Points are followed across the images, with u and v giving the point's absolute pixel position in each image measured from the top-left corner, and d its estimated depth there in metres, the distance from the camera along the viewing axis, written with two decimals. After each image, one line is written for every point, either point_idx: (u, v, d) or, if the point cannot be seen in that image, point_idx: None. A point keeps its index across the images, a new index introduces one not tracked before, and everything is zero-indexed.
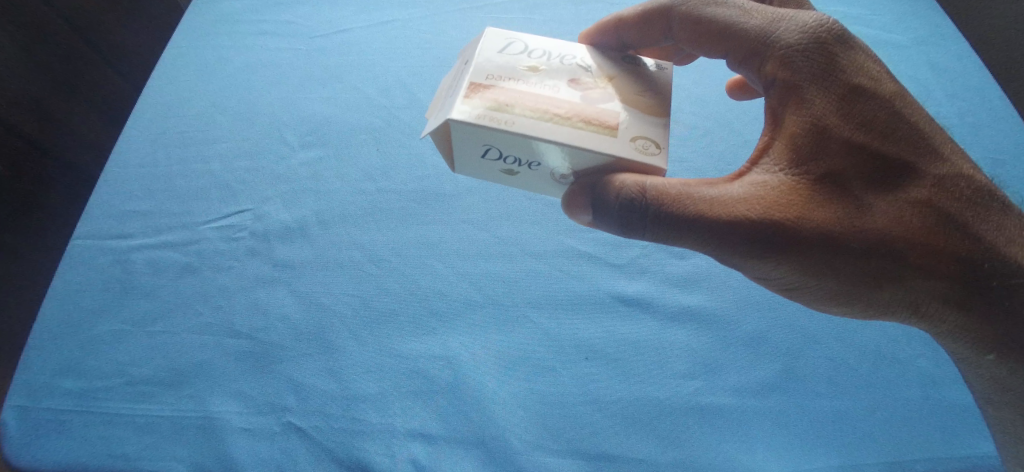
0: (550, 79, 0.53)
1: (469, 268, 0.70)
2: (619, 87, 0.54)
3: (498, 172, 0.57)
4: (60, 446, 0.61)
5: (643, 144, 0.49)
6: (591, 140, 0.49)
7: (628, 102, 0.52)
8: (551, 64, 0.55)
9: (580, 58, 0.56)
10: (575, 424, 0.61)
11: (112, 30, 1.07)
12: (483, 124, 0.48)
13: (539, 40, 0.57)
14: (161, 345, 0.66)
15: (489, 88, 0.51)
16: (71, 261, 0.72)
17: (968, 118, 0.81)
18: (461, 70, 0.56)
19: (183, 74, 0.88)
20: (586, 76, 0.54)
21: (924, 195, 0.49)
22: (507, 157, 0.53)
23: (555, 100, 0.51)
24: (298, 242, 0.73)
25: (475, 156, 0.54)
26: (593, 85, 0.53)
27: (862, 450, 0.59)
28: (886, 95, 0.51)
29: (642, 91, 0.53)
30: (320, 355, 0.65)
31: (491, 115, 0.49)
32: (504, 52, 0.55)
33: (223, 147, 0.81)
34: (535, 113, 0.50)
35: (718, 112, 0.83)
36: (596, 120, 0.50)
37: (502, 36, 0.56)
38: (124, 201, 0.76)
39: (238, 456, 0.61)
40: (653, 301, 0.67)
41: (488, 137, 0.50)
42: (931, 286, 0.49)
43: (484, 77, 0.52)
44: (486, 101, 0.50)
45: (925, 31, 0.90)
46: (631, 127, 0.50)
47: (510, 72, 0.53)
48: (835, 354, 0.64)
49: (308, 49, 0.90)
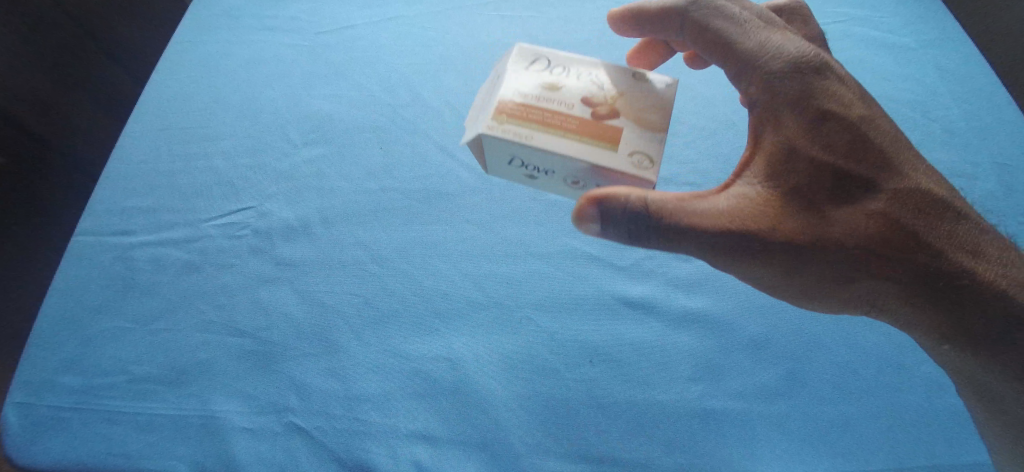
0: (566, 94, 0.52)
1: (473, 270, 0.70)
2: (628, 102, 0.52)
3: (525, 177, 0.58)
4: (63, 443, 0.62)
5: (639, 160, 0.49)
6: (591, 154, 0.49)
7: (633, 119, 0.51)
8: (569, 81, 0.53)
9: (601, 69, 0.55)
10: (578, 426, 0.61)
11: (117, 31, 1.08)
12: (497, 136, 0.50)
13: (563, 56, 0.55)
14: (164, 343, 0.66)
15: (513, 100, 0.52)
16: (73, 258, 0.71)
17: (974, 122, 0.80)
18: (495, 79, 0.57)
19: (185, 69, 0.87)
20: (601, 89, 0.53)
21: (882, 207, 0.51)
22: (528, 164, 0.54)
23: (565, 121, 0.50)
24: (300, 241, 0.72)
25: (502, 162, 0.56)
26: (604, 99, 0.52)
27: (865, 455, 0.59)
28: (855, 118, 0.52)
29: (649, 105, 0.52)
30: (323, 355, 0.65)
31: (506, 128, 0.50)
32: (534, 61, 0.54)
33: (226, 144, 0.80)
34: (546, 127, 0.50)
35: (725, 113, 0.83)
36: (599, 135, 0.50)
37: (535, 44, 0.56)
38: (126, 197, 0.76)
39: (242, 456, 0.60)
40: (657, 304, 0.67)
41: (506, 148, 0.51)
42: (886, 286, 0.52)
43: (509, 90, 0.53)
44: (504, 113, 0.51)
45: (932, 33, 0.90)
46: (631, 142, 0.50)
47: (534, 85, 0.53)
48: (840, 359, 0.64)
49: (311, 46, 0.90)
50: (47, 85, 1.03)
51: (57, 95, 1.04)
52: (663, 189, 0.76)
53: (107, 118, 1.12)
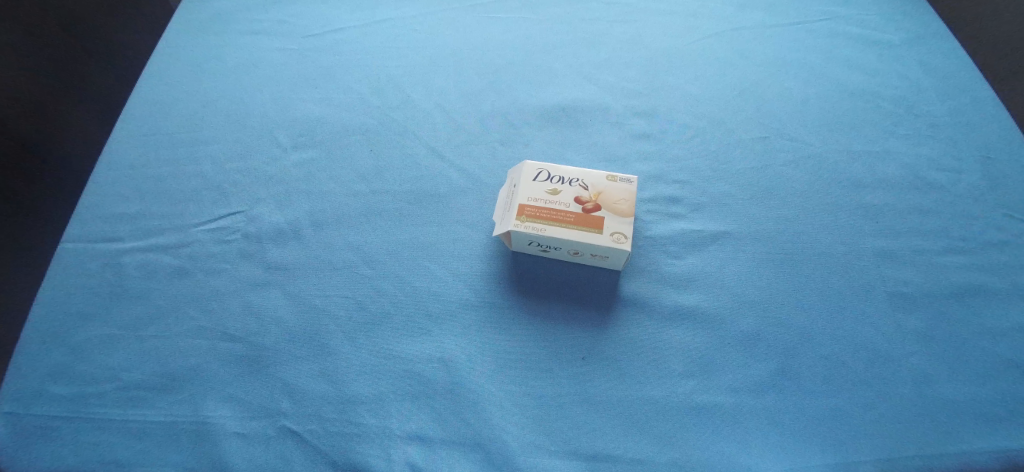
0: (563, 197, 0.67)
1: (465, 270, 0.70)
2: (606, 200, 0.67)
3: (541, 253, 0.70)
4: (54, 452, 0.61)
5: (617, 236, 0.65)
6: (583, 237, 0.65)
7: (609, 207, 0.67)
8: (567, 185, 0.68)
9: (584, 185, 0.68)
10: (572, 424, 0.61)
11: (107, 39, 1.17)
12: (518, 231, 0.65)
13: (561, 167, 0.70)
14: (155, 349, 0.66)
15: (528, 219, 0.66)
16: (61, 265, 0.71)
17: (959, 116, 0.81)
18: (507, 205, 0.70)
19: (174, 74, 0.87)
20: (585, 194, 0.68)
21: None
22: (543, 246, 0.68)
23: (566, 212, 0.66)
24: (291, 244, 0.72)
25: (524, 242, 0.68)
26: (588, 202, 0.67)
27: (856, 447, 0.60)
28: None
29: (621, 198, 0.67)
30: (315, 358, 0.65)
31: (525, 223, 0.65)
32: (536, 183, 0.69)
33: (215, 148, 0.80)
34: (552, 220, 0.66)
35: (712, 111, 0.83)
36: (587, 221, 0.65)
37: (534, 170, 0.70)
38: (114, 203, 0.75)
39: (234, 461, 0.60)
40: (648, 301, 0.68)
41: (526, 238, 0.67)
42: None
43: (520, 210, 0.67)
44: (522, 218, 0.66)
45: (915, 30, 0.91)
46: (612, 224, 0.65)
47: (539, 200, 0.67)
48: (830, 352, 0.64)
49: (300, 49, 0.90)
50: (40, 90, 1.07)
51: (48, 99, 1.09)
52: (654, 187, 0.76)
53: (96, 122, 1.17)
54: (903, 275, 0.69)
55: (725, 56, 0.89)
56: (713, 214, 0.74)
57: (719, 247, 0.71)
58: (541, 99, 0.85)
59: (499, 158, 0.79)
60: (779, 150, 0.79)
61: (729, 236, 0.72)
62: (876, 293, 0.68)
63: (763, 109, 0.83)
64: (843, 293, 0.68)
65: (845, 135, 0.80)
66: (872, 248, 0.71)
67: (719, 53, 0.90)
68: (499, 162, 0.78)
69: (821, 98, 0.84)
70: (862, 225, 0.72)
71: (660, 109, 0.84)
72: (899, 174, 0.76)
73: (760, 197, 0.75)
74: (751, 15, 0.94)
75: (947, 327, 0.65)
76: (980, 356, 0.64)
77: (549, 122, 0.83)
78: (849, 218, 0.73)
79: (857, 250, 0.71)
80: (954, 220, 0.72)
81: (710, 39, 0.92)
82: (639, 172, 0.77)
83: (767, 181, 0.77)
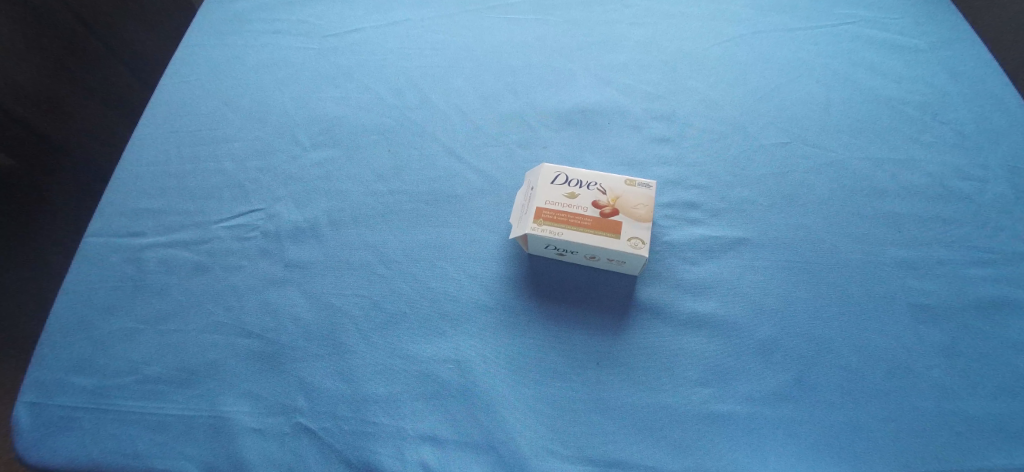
0: (581, 201, 0.67)
1: (480, 272, 0.70)
2: (624, 204, 0.67)
3: (558, 256, 0.70)
4: (73, 440, 0.63)
5: (634, 242, 0.64)
6: (600, 242, 0.64)
7: (627, 211, 0.66)
8: (584, 188, 0.68)
9: (603, 188, 0.68)
10: (587, 430, 0.60)
11: (136, 40, 1.20)
12: (536, 234, 0.65)
13: (578, 171, 0.70)
14: (173, 344, 0.67)
15: (546, 223, 0.66)
16: (84, 259, 0.72)
17: (986, 125, 0.79)
18: (525, 207, 0.70)
19: (196, 72, 0.89)
20: (602, 197, 0.67)
21: None
22: (560, 249, 0.68)
23: (582, 217, 0.66)
24: (308, 243, 0.73)
25: (541, 245, 0.68)
26: (606, 206, 0.66)
27: (874, 459, 0.59)
28: None
29: (638, 203, 0.67)
30: (331, 357, 0.65)
31: (543, 227, 0.65)
32: (554, 186, 0.68)
33: (235, 146, 0.81)
34: (570, 224, 0.65)
35: (732, 116, 0.82)
36: (605, 226, 0.65)
37: (552, 173, 0.70)
38: (137, 199, 0.76)
39: (249, 456, 0.61)
40: (665, 307, 0.67)
41: (544, 241, 0.67)
42: None
43: (538, 212, 0.67)
44: (540, 221, 0.66)
45: (941, 36, 0.90)
46: (629, 229, 0.65)
47: (557, 203, 0.67)
48: (849, 363, 0.63)
49: (319, 49, 0.91)
50: (48, 78, 1.10)
51: (60, 89, 1.12)
52: (672, 192, 0.76)
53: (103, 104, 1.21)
54: (926, 285, 0.67)
55: (746, 61, 0.88)
56: (731, 221, 0.73)
57: (737, 254, 0.70)
58: (559, 101, 0.85)
59: (516, 160, 0.79)
60: (800, 156, 0.78)
61: (748, 243, 0.71)
62: (899, 304, 0.66)
63: (784, 115, 0.82)
64: (865, 303, 0.66)
65: (869, 142, 0.79)
66: (894, 258, 0.69)
67: (740, 57, 0.89)
68: (515, 164, 0.78)
69: (844, 103, 0.83)
70: (883, 234, 0.71)
71: (679, 113, 0.83)
72: (923, 182, 0.75)
73: (781, 204, 0.74)
74: (771, 18, 0.93)
75: (971, 339, 0.64)
76: (1003, 371, 0.62)
77: (567, 124, 0.82)
78: (871, 227, 0.72)
79: (879, 259, 0.69)
80: (979, 230, 0.71)
81: (731, 42, 0.91)
82: (656, 177, 0.77)
83: (787, 188, 0.76)
